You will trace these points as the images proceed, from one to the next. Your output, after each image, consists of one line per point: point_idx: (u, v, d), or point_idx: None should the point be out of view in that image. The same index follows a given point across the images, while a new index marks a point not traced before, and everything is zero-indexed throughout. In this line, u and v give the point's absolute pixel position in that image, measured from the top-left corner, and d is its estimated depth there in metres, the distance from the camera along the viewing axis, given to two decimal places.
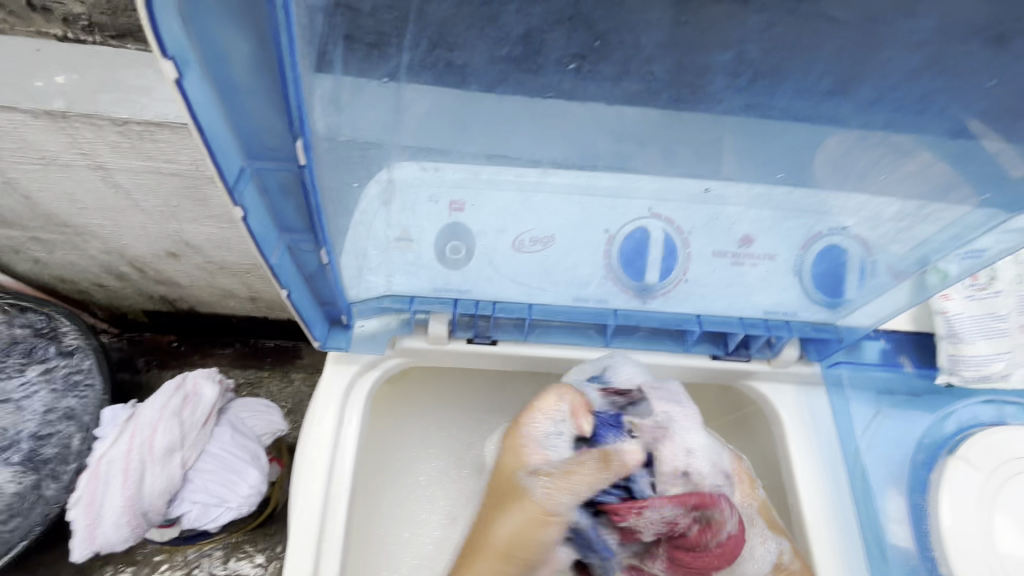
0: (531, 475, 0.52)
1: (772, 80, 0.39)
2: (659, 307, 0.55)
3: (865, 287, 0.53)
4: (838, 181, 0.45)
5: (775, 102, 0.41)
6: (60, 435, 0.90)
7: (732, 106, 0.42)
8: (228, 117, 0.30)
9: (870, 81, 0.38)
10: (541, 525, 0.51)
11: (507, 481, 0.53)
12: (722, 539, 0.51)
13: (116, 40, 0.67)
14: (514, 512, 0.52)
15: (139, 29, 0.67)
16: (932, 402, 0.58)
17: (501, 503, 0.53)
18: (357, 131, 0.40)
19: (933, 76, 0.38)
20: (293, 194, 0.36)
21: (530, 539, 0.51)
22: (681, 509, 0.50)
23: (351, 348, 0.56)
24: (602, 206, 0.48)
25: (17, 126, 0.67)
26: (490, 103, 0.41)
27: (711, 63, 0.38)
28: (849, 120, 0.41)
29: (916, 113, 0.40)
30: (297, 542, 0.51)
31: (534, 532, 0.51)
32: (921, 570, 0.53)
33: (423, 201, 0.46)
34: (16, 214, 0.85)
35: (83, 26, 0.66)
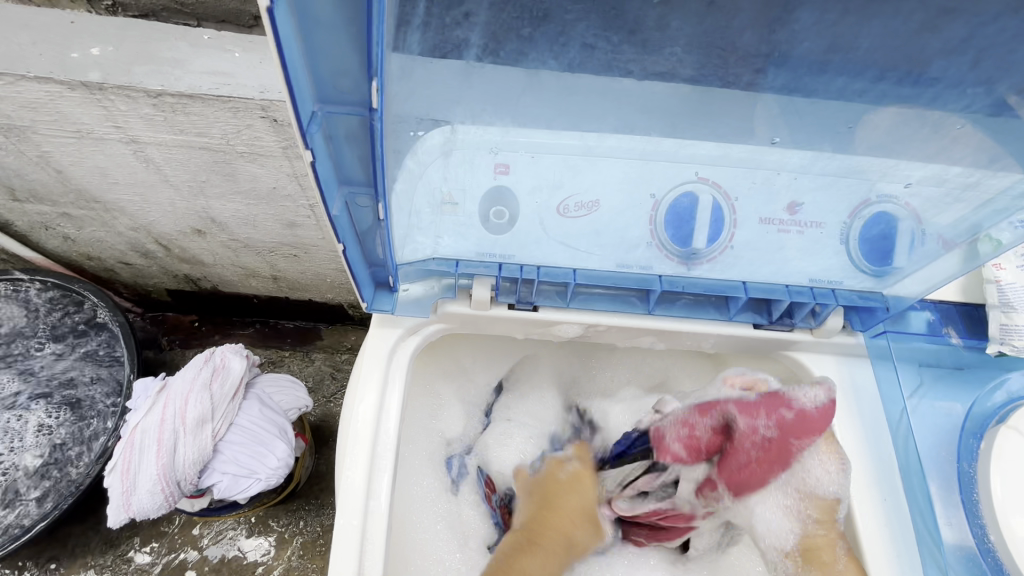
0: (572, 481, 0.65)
1: (837, 33, 0.38)
2: (703, 274, 0.54)
3: (916, 254, 0.52)
4: (895, 141, 0.45)
5: (835, 58, 0.40)
6: (94, 405, 0.92)
7: (789, 62, 0.41)
8: (305, 56, 0.30)
9: (937, 32, 0.37)
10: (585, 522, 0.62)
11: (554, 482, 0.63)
12: (762, 442, 0.51)
13: (139, 19, 0.69)
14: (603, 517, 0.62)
15: (162, 9, 0.68)
16: (979, 376, 0.58)
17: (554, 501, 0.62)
18: (427, 77, 0.41)
19: (1005, 28, 0.36)
20: (359, 142, 0.36)
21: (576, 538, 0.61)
22: (696, 415, 0.56)
23: (396, 310, 0.56)
24: (649, 169, 0.47)
25: (54, 99, 0.67)
26: (544, 60, 0.41)
27: (774, 14, 0.37)
28: (910, 77, 0.40)
29: (980, 68, 0.39)
30: (345, 502, 0.52)
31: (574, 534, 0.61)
32: (970, 540, 0.52)
33: (481, 154, 0.47)
34: (48, 189, 0.85)
35: (107, 5, 0.68)
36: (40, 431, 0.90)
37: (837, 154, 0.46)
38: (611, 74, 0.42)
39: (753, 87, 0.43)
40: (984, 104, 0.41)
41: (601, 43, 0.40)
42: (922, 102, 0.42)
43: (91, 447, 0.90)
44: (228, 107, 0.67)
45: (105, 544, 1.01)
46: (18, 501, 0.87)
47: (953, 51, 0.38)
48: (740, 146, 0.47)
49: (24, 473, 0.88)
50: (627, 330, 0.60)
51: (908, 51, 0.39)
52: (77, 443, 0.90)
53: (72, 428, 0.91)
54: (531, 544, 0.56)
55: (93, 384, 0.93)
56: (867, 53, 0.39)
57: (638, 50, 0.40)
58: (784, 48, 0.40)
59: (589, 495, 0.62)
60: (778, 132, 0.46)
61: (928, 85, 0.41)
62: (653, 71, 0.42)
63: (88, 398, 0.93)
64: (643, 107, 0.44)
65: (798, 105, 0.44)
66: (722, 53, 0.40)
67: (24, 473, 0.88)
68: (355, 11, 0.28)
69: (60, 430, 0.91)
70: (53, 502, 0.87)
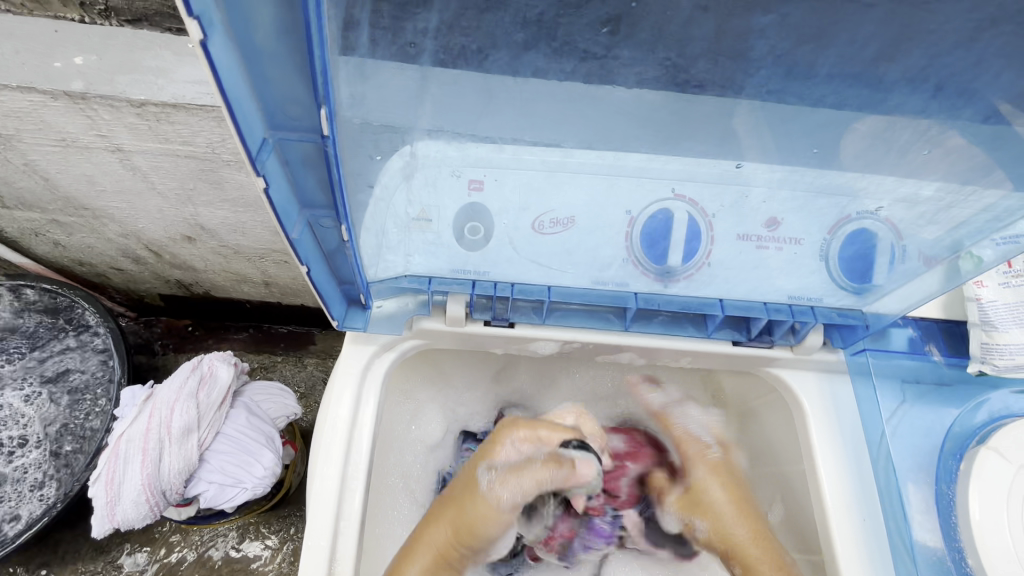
0: (484, 469, 0.58)
1: (816, 44, 0.37)
2: (681, 290, 0.53)
3: (894, 272, 0.51)
4: (880, 155, 0.43)
5: (816, 70, 0.39)
6: (89, 407, 0.91)
7: (770, 73, 0.39)
8: (251, 83, 0.30)
9: (920, 45, 0.36)
10: (487, 515, 0.55)
11: (468, 472, 0.59)
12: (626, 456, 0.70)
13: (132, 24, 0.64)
14: (462, 498, 0.57)
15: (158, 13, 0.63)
16: (963, 393, 0.57)
17: (455, 494, 0.58)
18: (382, 98, 0.40)
19: (991, 40, 0.35)
20: (315, 167, 0.37)
21: (477, 526, 0.55)
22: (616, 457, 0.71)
23: (368, 328, 0.56)
24: (625, 187, 0.47)
25: (38, 108, 0.67)
26: (513, 72, 0.40)
27: (752, 27, 0.36)
28: (894, 90, 0.39)
29: (965, 82, 0.37)
30: (316, 519, 0.51)
31: (477, 527, 0.55)
32: (948, 562, 0.51)
33: (445, 175, 0.46)
34: (36, 196, 0.85)
35: (99, 10, 0.62)
36: (34, 410, 0.91)
37: (809, 172, 0.46)
38: (576, 95, 0.42)
39: (717, 110, 0.42)
40: (951, 127, 0.40)
41: (561, 64, 0.39)
42: (888, 124, 0.41)
43: (85, 436, 0.90)
44: (211, 117, 0.67)
45: (96, 550, 1.00)
46: (39, 479, 0.88)
47: (914, 76, 0.38)
48: (707, 165, 0.46)
49: (36, 453, 0.89)
50: (604, 346, 0.60)
51: (868, 74, 0.38)
52: (74, 445, 0.89)
53: (70, 424, 0.90)
54: (410, 547, 0.55)
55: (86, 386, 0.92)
56: (824, 76, 0.39)
57: (605, 69, 0.39)
58: (764, 60, 0.38)
59: (463, 484, 0.58)
60: (750, 150, 0.45)
61: (891, 108, 0.40)
62: (627, 89, 0.41)
63: (78, 376, 0.92)
64: (607, 127, 0.44)
65: (777, 122, 0.43)
66: (684, 74, 0.40)
67: (37, 453, 0.89)
68: (298, 40, 0.29)
69: (55, 412, 0.91)
70: (74, 466, 0.88)
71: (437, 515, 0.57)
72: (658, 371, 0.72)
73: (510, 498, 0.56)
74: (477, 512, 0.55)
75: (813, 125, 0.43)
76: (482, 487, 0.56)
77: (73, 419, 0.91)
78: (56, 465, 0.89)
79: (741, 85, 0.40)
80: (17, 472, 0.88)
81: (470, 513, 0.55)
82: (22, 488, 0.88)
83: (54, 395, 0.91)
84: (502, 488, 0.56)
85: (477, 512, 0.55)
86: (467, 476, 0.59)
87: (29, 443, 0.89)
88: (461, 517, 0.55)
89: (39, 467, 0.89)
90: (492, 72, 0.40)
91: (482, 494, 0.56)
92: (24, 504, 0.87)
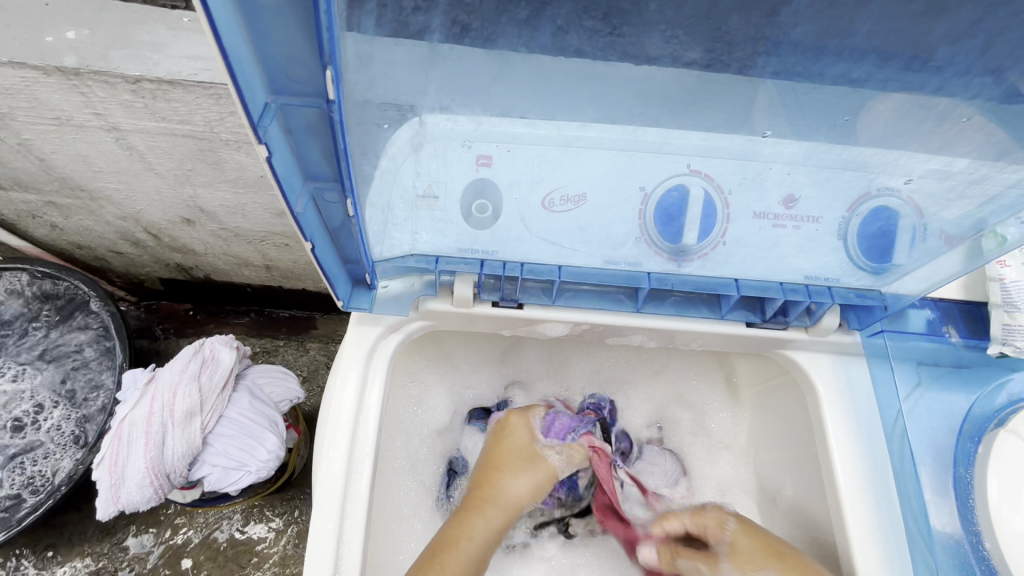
0: (544, 446, 0.63)
1: (856, 4, 0.34)
2: (695, 270, 0.52)
3: (915, 252, 0.49)
4: (915, 125, 0.41)
5: (854, 34, 0.36)
6: (94, 390, 0.90)
7: (803, 36, 0.37)
8: (252, 43, 0.30)
9: (968, 3, 0.34)
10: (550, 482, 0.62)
11: (519, 443, 0.63)
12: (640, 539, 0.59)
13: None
14: (512, 466, 0.61)
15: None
16: (981, 375, 0.56)
17: (514, 464, 0.61)
18: (389, 61, 0.38)
19: None
20: (320, 135, 0.36)
21: (541, 492, 0.61)
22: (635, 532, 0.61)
23: (374, 309, 0.55)
24: (643, 161, 0.45)
25: (30, 84, 0.64)
26: (532, 36, 0.37)
27: None
28: (934, 53, 0.37)
29: (1012, 42, 0.35)
30: (322, 501, 0.50)
31: (539, 493, 0.61)
32: (965, 544, 0.51)
33: (454, 148, 0.44)
34: (32, 177, 0.83)
35: None
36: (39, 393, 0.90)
37: (834, 145, 0.44)
38: (597, 60, 0.39)
39: (746, 76, 0.40)
40: (993, 93, 0.39)
41: (581, 27, 0.37)
42: (927, 91, 0.39)
43: (92, 418, 0.89)
44: (209, 94, 0.64)
45: (102, 532, 1.01)
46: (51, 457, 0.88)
47: (961, 34, 0.36)
48: (729, 139, 0.44)
49: (68, 409, 0.90)
50: (613, 328, 0.58)
51: (912, 33, 0.36)
52: (81, 427, 0.89)
53: (78, 407, 0.90)
54: (471, 509, 0.58)
55: (91, 370, 0.91)
56: (865, 39, 0.37)
57: (631, 31, 0.37)
58: (798, 22, 0.36)
59: (514, 457, 0.62)
60: (775, 122, 0.43)
61: (932, 73, 0.38)
62: (650, 56, 0.39)
63: (83, 359, 0.91)
64: (626, 97, 0.42)
65: (806, 90, 0.41)
66: (714, 38, 0.37)
67: (67, 410, 0.90)
68: None
69: (62, 394, 0.90)
70: (89, 434, 0.89)
71: (493, 482, 0.60)
72: (675, 354, 0.72)
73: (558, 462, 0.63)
74: (538, 481, 0.61)
75: (847, 92, 0.40)
76: (549, 459, 0.62)
77: (80, 400, 0.90)
78: (66, 443, 0.88)
79: (771, 49, 0.38)
80: (53, 431, 0.89)
81: (524, 485, 0.60)
82: (55, 451, 0.88)
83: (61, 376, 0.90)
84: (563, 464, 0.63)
85: (535, 483, 0.60)
86: (514, 450, 0.62)
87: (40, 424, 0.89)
88: (529, 484, 0.60)
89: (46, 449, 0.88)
90: (510, 35, 0.37)
91: (530, 457, 0.62)
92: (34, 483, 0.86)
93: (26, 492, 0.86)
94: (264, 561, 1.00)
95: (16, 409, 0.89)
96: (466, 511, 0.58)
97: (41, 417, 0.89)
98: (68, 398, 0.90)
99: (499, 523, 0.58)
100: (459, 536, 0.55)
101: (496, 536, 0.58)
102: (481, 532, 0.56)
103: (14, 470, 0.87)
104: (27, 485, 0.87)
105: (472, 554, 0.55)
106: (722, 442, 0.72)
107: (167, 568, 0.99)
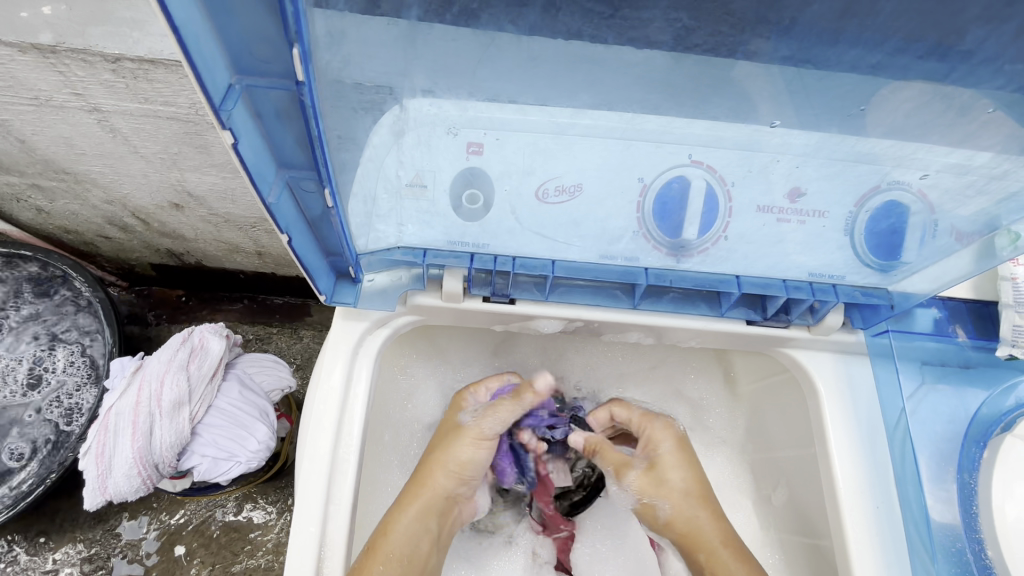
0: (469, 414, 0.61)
1: None
2: (697, 266, 0.49)
3: (925, 249, 0.47)
4: (937, 113, 0.39)
5: (878, 17, 0.33)
6: (91, 356, 0.88)
7: (823, 18, 0.34)
8: (210, 18, 0.27)
9: None
10: (474, 450, 0.59)
11: (448, 424, 0.61)
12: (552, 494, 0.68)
13: None
14: (439, 443, 0.59)
15: None
16: (989, 376, 0.54)
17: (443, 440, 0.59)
18: (368, 42, 0.35)
19: None
20: (292, 120, 0.33)
21: (467, 461, 0.58)
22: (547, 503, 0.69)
23: (359, 304, 0.52)
24: (645, 152, 0.42)
25: (6, 61, 0.61)
26: (528, 16, 0.34)
27: None
28: (961, 40, 0.34)
29: None
30: (305, 503, 0.49)
31: (471, 465, 0.59)
32: (969, 551, 0.50)
33: (440, 135, 0.41)
34: (12, 159, 0.80)
35: None
36: (28, 366, 0.87)
37: (847, 137, 0.41)
38: (597, 41, 0.36)
39: (756, 62, 0.37)
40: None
41: (579, 6, 0.34)
42: (950, 80, 0.37)
43: (93, 384, 0.87)
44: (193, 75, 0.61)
45: (94, 519, 0.99)
46: (56, 426, 0.86)
47: (994, 18, 0.33)
48: (735, 128, 0.41)
49: (71, 371, 0.87)
50: (611, 324, 0.56)
51: (940, 14, 0.33)
52: (83, 393, 0.87)
53: (77, 375, 0.87)
54: (400, 500, 0.55)
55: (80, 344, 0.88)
56: (888, 19, 0.34)
57: (636, 9, 0.34)
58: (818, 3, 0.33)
59: (441, 435, 0.60)
60: (784, 112, 0.40)
61: (959, 60, 0.35)
62: (655, 39, 0.36)
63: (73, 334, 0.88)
64: (628, 82, 0.39)
65: (819, 77, 0.38)
66: (726, 16, 0.34)
67: (65, 379, 0.87)
68: None
69: (62, 359, 0.88)
70: (92, 395, 0.87)
71: (423, 467, 0.58)
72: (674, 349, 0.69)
73: (490, 430, 0.59)
74: (457, 452, 0.58)
75: (864, 78, 0.37)
76: (470, 425, 0.59)
77: (78, 366, 0.87)
78: (68, 410, 0.86)
79: (785, 32, 0.35)
80: (69, 368, 0.87)
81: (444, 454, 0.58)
82: (58, 418, 0.86)
83: (53, 347, 0.88)
84: (485, 425, 0.59)
85: (457, 454, 0.58)
86: (442, 430, 0.61)
87: (41, 389, 0.87)
88: (453, 456, 0.58)
89: (51, 416, 0.86)
90: (500, 12, 0.34)
91: (454, 456, 0.58)
92: (37, 457, 0.84)
93: (67, 423, 0.86)
94: (257, 549, 0.99)
95: (20, 370, 0.87)
96: (397, 502, 0.55)
97: (52, 361, 0.88)
98: (67, 362, 0.88)
99: (423, 512, 0.55)
100: (382, 531, 0.52)
101: (426, 532, 0.54)
102: (405, 519, 0.53)
103: (50, 408, 0.86)
104: (68, 415, 0.86)
105: (400, 546, 0.51)
106: (720, 437, 0.71)
107: (159, 555, 0.98)
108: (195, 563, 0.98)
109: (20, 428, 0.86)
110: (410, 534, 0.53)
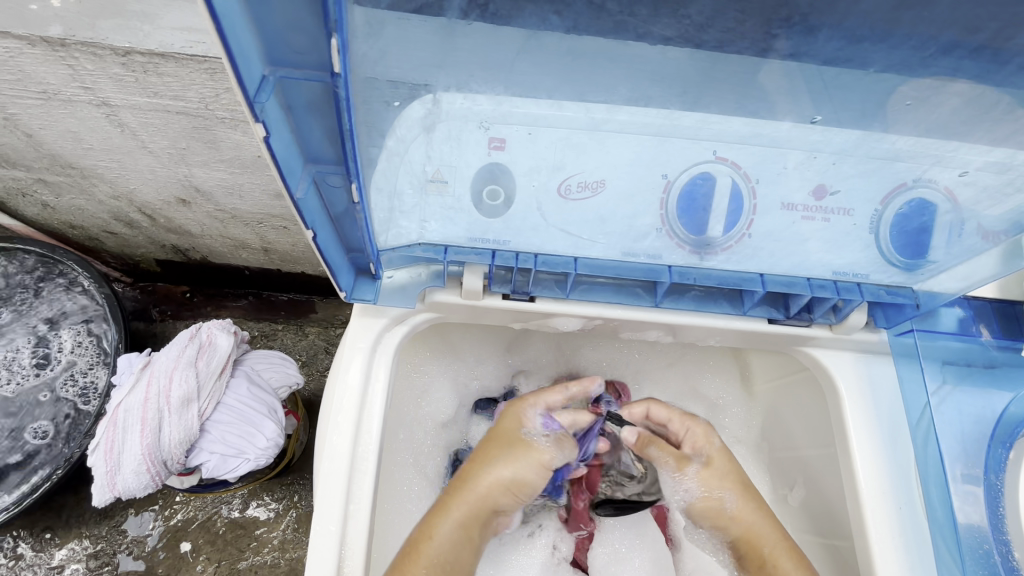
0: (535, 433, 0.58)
1: None
2: (720, 264, 0.49)
3: (953, 248, 0.46)
4: (981, 111, 0.38)
5: (930, 12, 0.33)
6: (97, 336, 0.87)
7: (873, 14, 0.33)
8: (248, 9, 0.27)
9: None
10: (537, 473, 0.56)
11: (509, 436, 0.58)
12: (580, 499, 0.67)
13: None
14: (494, 452, 0.56)
15: None
16: (1012, 376, 0.54)
17: (502, 452, 0.56)
18: (403, 33, 0.35)
19: None
20: (324, 112, 0.33)
21: (524, 482, 0.55)
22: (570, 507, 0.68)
23: (378, 301, 0.52)
24: (676, 148, 0.42)
25: (14, 54, 0.60)
26: (569, 10, 0.34)
27: None
28: (1014, 37, 0.33)
29: None
30: (324, 502, 0.48)
31: (528, 486, 0.56)
32: (994, 552, 0.50)
33: (469, 130, 0.41)
34: (18, 153, 0.79)
35: None
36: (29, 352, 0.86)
37: (887, 134, 0.40)
38: (637, 34, 0.35)
39: (798, 57, 0.36)
40: None
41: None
42: (999, 77, 0.36)
43: (102, 363, 0.86)
44: (203, 67, 0.60)
45: (100, 515, 0.99)
46: (65, 409, 0.85)
47: None
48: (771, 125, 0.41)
49: (76, 352, 0.86)
50: (630, 322, 0.56)
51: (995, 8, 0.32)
52: (92, 373, 0.86)
53: (85, 353, 0.86)
54: (443, 504, 0.53)
55: (84, 334, 0.87)
56: (944, 13, 0.33)
57: (678, 3, 0.33)
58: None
59: (499, 445, 0.57)
60: (824, 107, 0.40)
61: (1012, 56, 0.34)
62: (696, 32, 0.35)
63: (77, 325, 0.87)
64: (664, 76, 0.38)
65: (860, 72, 0.37)
66: (774, 9, 0.33)
67: (70, 361, 0.86)
68: None
69: (67, 341, 0.87)
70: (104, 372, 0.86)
71: (472, 474, 0.55)
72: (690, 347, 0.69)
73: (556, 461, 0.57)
74: (515, 471, 0.55)
75: (910, 74, 0.37)
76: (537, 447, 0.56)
77: (84, 346, 0.87)
78: (78, 391, 0.85)
79: (831, 27, 0.34)
80: (75, 348, 0.86)
81: (503, 472, 0.55)
82: (68, 398, 0.85)
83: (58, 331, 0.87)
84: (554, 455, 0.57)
85: (516, 473, 0.55)
86: (499, 438, 0.58)
87: (47, 369, 0.86)
88: (510, 472, 0.55)
89: (61, 397, 0.85)
90: (542, 5, 0.33)
91: (513, 472, 0.55)
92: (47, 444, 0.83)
93: (83, 402, 0.85)
94: (264, 546, 0.99)
95: (24, 354, 0.86)
96: (439, 505, 0.54)
97: (57, 342, 0.87)
98: (72, 342, 0.87)
99: (469, 521, 0.53)
100: (424, 536, 0.51)
101: (468, 542, 0.52)
102: (450, 526, 0.51)
103: (59, 390, 0.85)
104: (83, 395, 0.85)
105: (442, 554, 0.50)
106: (735, 436, 0.71)
107: (166, 551, 0.98)
108: (202, 559, 0.97)
109: (29, 411, 0.84)
110: (453, 542, 0.51)
